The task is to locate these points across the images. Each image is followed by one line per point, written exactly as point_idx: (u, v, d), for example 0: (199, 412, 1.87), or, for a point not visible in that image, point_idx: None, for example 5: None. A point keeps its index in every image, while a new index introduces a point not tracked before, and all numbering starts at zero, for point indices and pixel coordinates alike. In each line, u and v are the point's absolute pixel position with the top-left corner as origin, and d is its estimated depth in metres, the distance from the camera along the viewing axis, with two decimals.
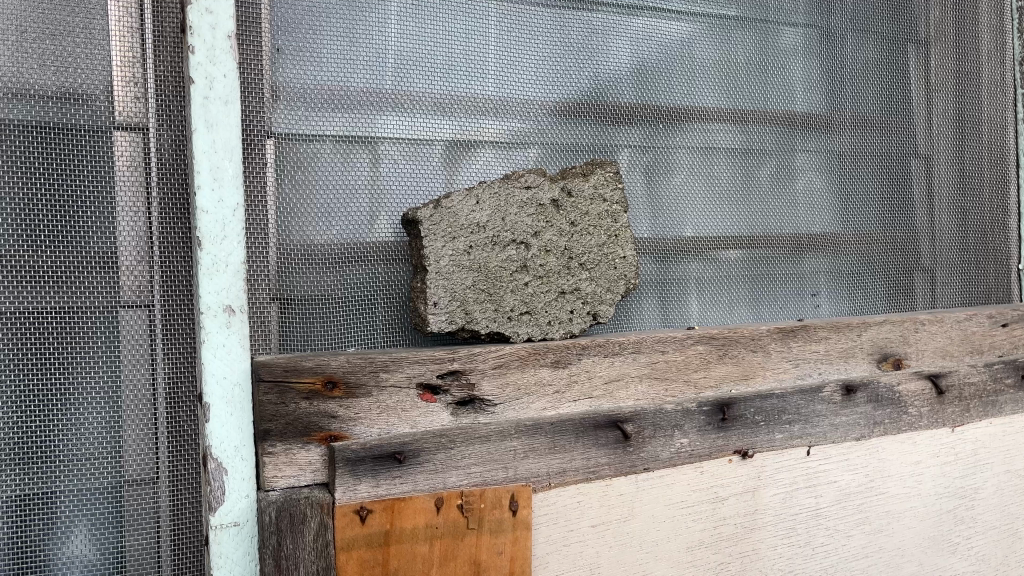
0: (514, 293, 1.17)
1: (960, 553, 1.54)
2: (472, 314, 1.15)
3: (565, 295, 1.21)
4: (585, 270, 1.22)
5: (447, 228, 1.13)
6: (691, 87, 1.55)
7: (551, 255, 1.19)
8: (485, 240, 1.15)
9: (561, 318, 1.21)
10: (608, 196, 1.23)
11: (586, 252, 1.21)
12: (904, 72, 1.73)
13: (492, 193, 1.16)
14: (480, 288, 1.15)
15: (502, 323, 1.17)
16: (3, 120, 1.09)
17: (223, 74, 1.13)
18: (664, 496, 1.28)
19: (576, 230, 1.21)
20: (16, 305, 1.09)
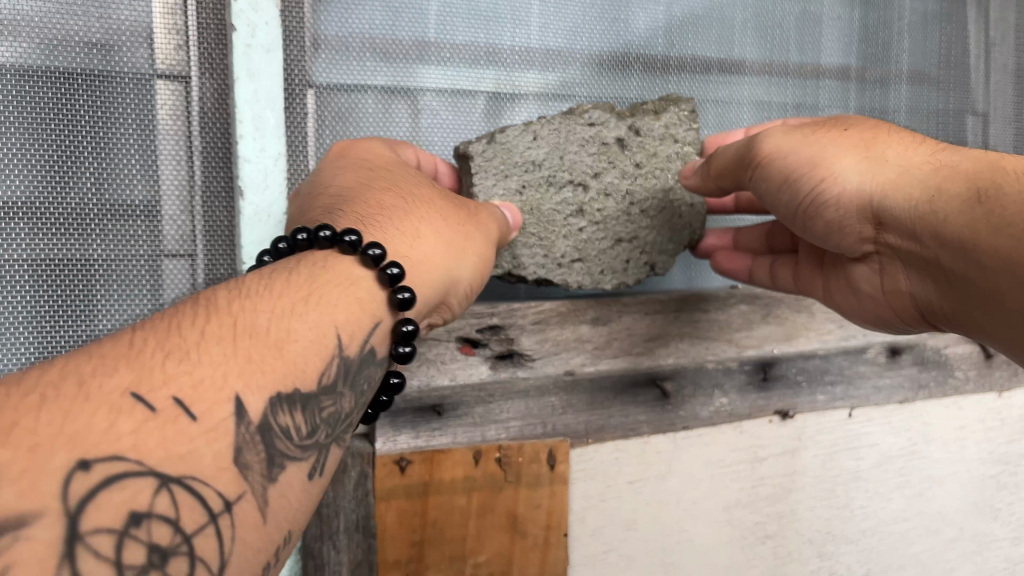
0: (567, 239, 1.15)
1: (1001, 519, 1.52)
2: (521, 259, 1.14)
3: (624, 243, 1.19)
4: (646, 217, 1.19)
5: (501, 164, 1.11)
6: (738, 38, 1.50)
7: (612, 200, 1.17)
8: (541, 179, 1.13)
9: (615, 267, 1.19)
10: (679, 136, 1.21)
11: (648, 198, 1.19)
12: (965, 24, 1.66)
13: (552, 128, 1.14)
14: (531, 232, 1.14)
15: (551, 269, 1.15)
16: (49, 67, 1.08)
17: (265, 22, 1.14)
18: (703, 455, 1.26)
19: (642, 172, 1.18)
20: (65, 253, 1.10)
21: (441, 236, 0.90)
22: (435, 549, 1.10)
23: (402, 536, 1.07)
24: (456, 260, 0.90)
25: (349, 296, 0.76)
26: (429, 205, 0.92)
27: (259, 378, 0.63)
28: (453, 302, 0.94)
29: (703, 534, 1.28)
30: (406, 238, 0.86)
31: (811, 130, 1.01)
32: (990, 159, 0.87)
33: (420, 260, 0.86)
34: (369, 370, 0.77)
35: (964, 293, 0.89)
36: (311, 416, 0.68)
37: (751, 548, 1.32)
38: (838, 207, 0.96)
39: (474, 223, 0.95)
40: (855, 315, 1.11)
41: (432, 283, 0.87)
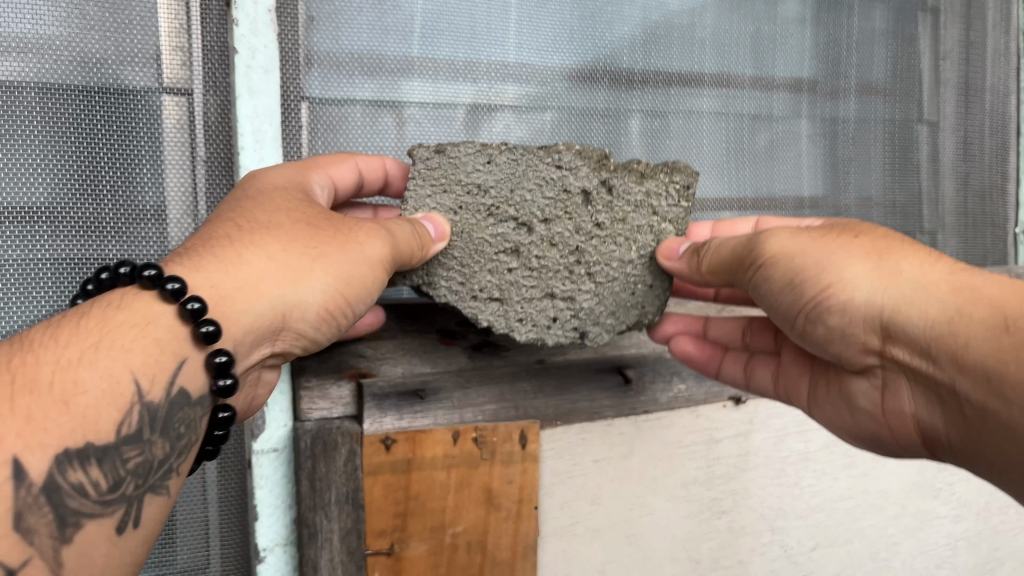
0: (490, 273, 1.13)
1: (943, 498, 1.65)
2: (434, 279, 1.13)
3: (554, 298, 1.15)
4: (591, 279, 1.14)
5: (442, 179, 1.12)
6: (698, 54, 1.63)
7: (553, 250, 1.13)
8: (481, 208, 1.12)
9: (538, 321, 1.14)
10: (659, 209, 1.14)
11: (598, 261, 1.13)
12: (911, 41, 1.80)
13: (511, 162, 1.11)
14: (456, 253, 1.13)
15: (463, 299, 1.13)
16: (69, 85, 1.20)
17: (264, 45, 1.26)
18: (662, 436, 1.38)
19: (601, 233, 1.13)
20: (82, 253, 1.22)
21: (276, 265, 0.90)
22: (417, 520, 1.22)
23: (387, 508, 1.19)
24: (290, 288, 0.91)
25: (146, 339, 0.81)
26: (281, 235, 0.92)
27: (42, 439, 0.70)
28: (303, 329, 0.95)
29: (663, 509, 1.40)
30: (225, 272, 0.88)
31: (818, 234, 1.00)
32: (1013, 287, 0.88)
33: (244, 291, 0.88)
34: (180, 411, 0.84)
35: (977, 418, 0.89)
36: (113, 469, 0.77)
37: (708, 522, 1.44)
38: (843, 315, 0.95)
39: (334, 250, 0.94)
40: (845, 427, 1.16)
41: (252, 315, 0.89)
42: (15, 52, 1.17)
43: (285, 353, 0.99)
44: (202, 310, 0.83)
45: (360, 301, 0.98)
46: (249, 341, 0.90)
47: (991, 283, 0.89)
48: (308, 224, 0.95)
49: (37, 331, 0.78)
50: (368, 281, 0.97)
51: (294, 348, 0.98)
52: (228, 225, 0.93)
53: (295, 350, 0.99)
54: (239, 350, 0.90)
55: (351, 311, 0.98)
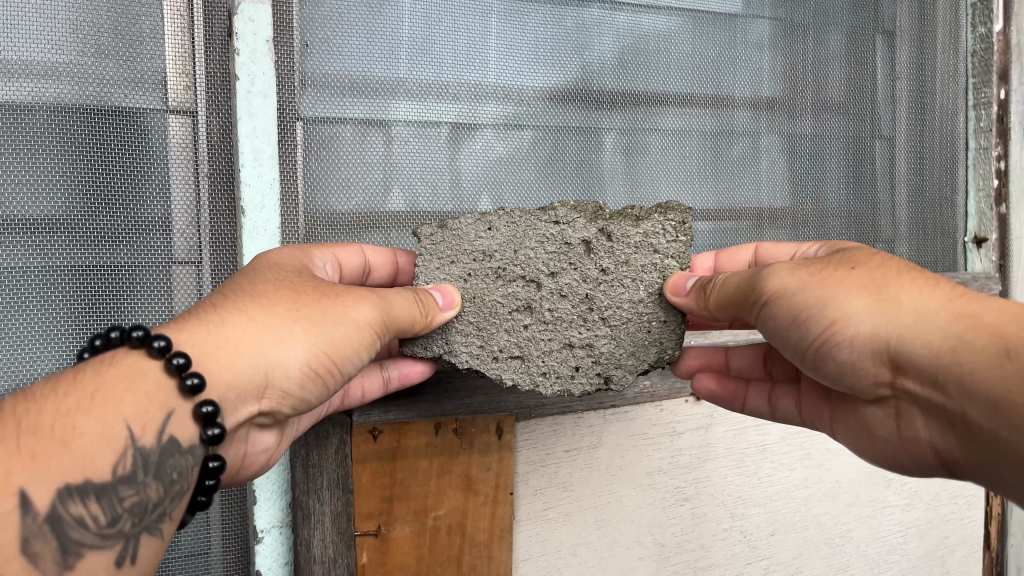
0: (508, 333, 1.20)
1: (893, 487, 1.78)
2: (454, 346, 1.20)
3: (574, 348, 1.21)
4: (605, 324, 1.20)
5: (447, 250, 1.21)
6: (665, 76, 1.76)
7: (563, 302, 1.20)
8: (490, 274, 1.20)
9: (560, 372, 1.21)
10: (658, 246, 1.19)
11: (610, 306, 1.19)
12: (866, 62, 1.93)
13: (510, 226, 1.20)
14: (472, 324, 1.20)
15: (485, 361, 1.20)
16: (86, 108, 1.33)
17: (262, 72, 1.40)
18: (628, 429, 1.51)
19: (607, 279, 1.19)
20: (96, 261, 1.34)
21: (256, 325, 0.95)
22: (403, 504, 1.34)
23: (373, 492, 1.32)
24: (273, 347, 0.95)
25: (134, 389, 0.86)
26: (271, 299, 0.98)
27: (45, 474, 0.76)
28: (288, 388, 0.98)
29: (631, 496, 1.52)
30: (208, 331, 0.93)
31: (817, 269, 1.04)
32: (1015, 313, 0.90)
33: (229, 353, 0.93)
34: (172, 457, 0.88)
35: (991, 446, 0.90)
36: (110, 505, 0.82)
37: (672, 508, 1.56)
38: (851, 348, 0.98)
39: (321, 313, 1.00)
40: (867, 454, 1.15)
41: (240, 375, 0.94)
42: (38, 77, 1.30)
43: (274, 415, 1.02)
44: (187, 364, 0.88)
45: (351, 361, 1.03)
46: (235, 399, 0.95)
47: (991, 309, 0.90)
48: (298, 292, 1.02)
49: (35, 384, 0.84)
50: (357, 342, 1.02)
51: (282, 410, 1.01)
52: (215, 299, 0.99)
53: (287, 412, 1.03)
54: (227, 406, 0.94)
55: (340, 370, 1.03)
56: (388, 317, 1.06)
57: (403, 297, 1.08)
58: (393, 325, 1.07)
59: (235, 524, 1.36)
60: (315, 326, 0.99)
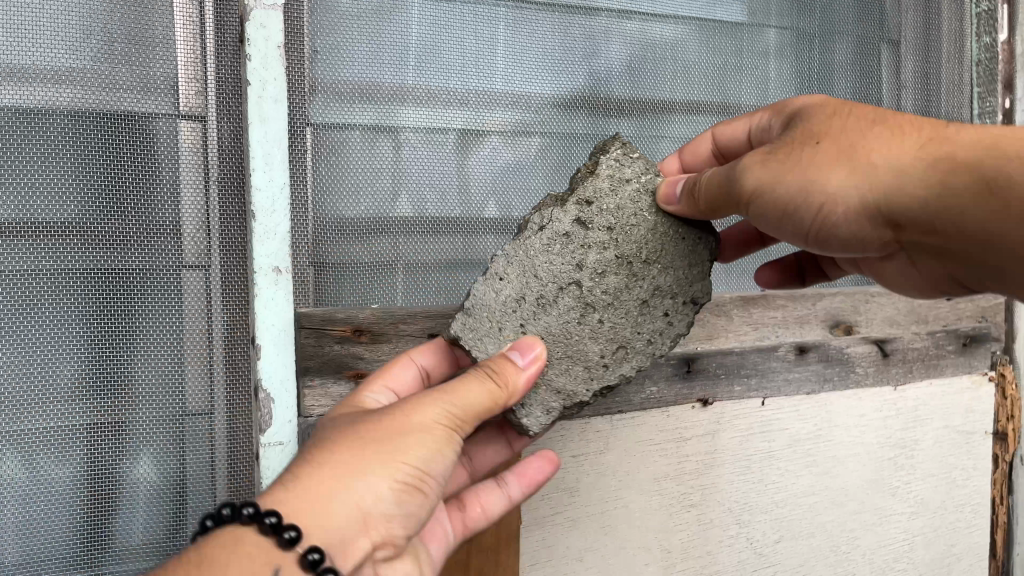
0: (596, 341, 1.12)
1: (899, 495, 1.79)
2: (560, 387, 1.12)
3: (647, 301, 1.14)
4: (652, 266, 1.13)
5: (490, 321, 1.10)
6: (673, 84, 1.77)
7: (610, 277, 1.11)
8: (536, 308, 1.10)
9: (658, 327, 1.16)
10: (629, 175, 1.14)
11: (643, 249, 1.12)
12: (874, 71, 1.93)
13: (516, 261, 1.10)
14: (563, 359, 1.12)
15: (601, 375, 1.13)
16: (99, 112, 1.34)
17: (274, 78, 1.39)
18: (635, 435, 1.51)
19: (619, 232, 1.11)
20: (108, 266, 1.34)
21: (328, 467, 0.89)
22: None
23: None
24: (349, 478, 0.88)
25: (239, 560, 0.82)
26: (350, 438, 0.93)
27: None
28: (388, 512, 0.90)
29: (637, 501, 1.53)
30: (299, 488, 0.88)
31: (784, 150, 1.02)
32: (983, 142, 0.93)
33: (315, 502, 0.87)
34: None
35: (996, 264, 0.97)
36: None
37: (678, 514, 1.57)
38: (848, 222, 0.99)
39: (395, 434, 0.93)
40: (901, 293, 1.21)
41: (335, 516, 0.87)
42: (52, 82, 1.31)
43: (392, 546, 0.94)
44: (279, 520, 0.83)
45: (440, 462, 0.95)
46: (342, 543, 0.87)
47: (964, 145, 0.94)
48: (372, 423, 0.95)
49: None
50: (436, 443, 0.94)
51: (395, 535, 0.93)
52: (301, 457, 0.93)
53: (402, 538, 0.94)
54: (335, 553, 0.87)
55: (434, 474, 0.95)
56: (459, 407, 0.96)
57: (468, 383, 0.98)
58: (486, 415, 0.99)
59: None
60: (399, 445, 0.92)
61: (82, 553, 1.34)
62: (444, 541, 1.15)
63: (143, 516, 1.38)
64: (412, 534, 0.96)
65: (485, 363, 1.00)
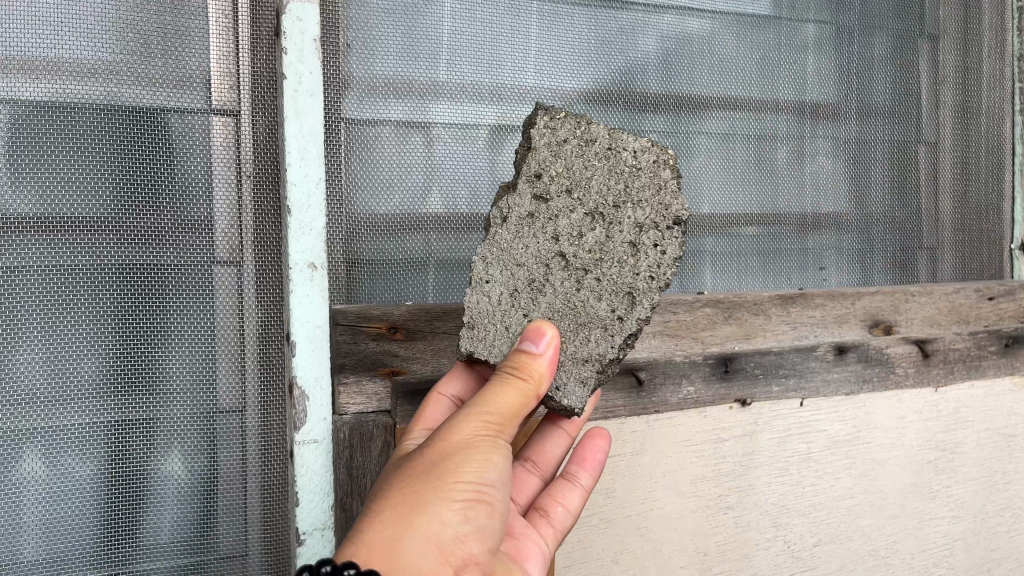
0: (601, 300, 1.11)
1: (940, 499, 1.76)
2: (582, 354, 1.10)
3: (631, 240, 1.10)
4: (622, 209, 1.10)
5: (492, 320, 1.10)
6: (708, 79, 1.74)
7: (586, 233, 1.10)
8: (530, 289, 1.10)
9: (655, 261, 1.11)
10: (566, 135, 1.11)
11: (606, 198, 1.10)
12: (912, 65, 1.89)
13: (495, 260, 1.10)
14: (576, 328, 1.11)
15: (618, 329, 1.11)
16: (131, 106, 1.33)
17: (309, 71, 1.37)
18: (671, 435, 1.49)
19: (577, 189, 1.10)
20: (138, 261, 1.34)
21: (388, 515, 0.90)
22: None
23: None
24: (411, 516, 0.90)
25: None
26: (404, 477, 0.94)
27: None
28: (459, 532, 0.92)
29: (673, 503, 1.51)
30: (372, 538, 0.89)
31: None
32: None
33: (387, 549, 0.88)
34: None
35: None
36: None
37: (715, 517, 1.55)
38: None
39: (442, 458, 0.94)
40: None
41: (410, 553, 0.89)
42: (87, 76, 1.31)
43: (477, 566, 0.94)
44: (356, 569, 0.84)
45: (493, 469, 0.95)
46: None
47: None
48: (420, 454, 0.96)
49: None
50: (481, 453, 0.95)
51: (475, 554, 0.93)
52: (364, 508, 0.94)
53: (485, 554, 0.95)
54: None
55: (492, 483, 0.96)
56: (492, 411, 0.97)
57: (492, 389, 0.99)
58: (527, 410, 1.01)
59: (272, 527, 1.42)
60: (452, 468, 0.93)
61: (113, 549, 1.33)
62: (540, 555, 1.17)
63: (175, 513, 1.37)
64: (493, 549, 0.97)
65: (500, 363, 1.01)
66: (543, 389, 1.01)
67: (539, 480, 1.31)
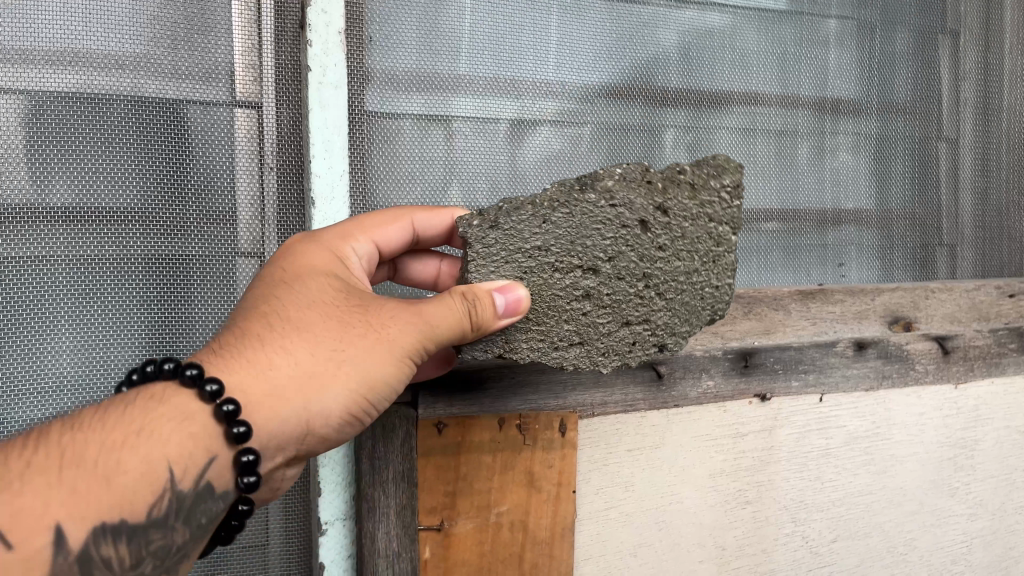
0: (566, 324, 1.10)
1: (958, 496, 1.77)
2: (515, 345, 1.11)
3: (630, 325, 1.11)
4: (662, 299, 1.09)
5: (501, 250, 1.07)
6: (729, 75, 1.74)
7: (618, 284, 1.08)
8: (540, 267, 1.07)
9: (621, 349, 1.13)
10: (715, 215, 1.07)
11: (668, 282, 1.08)
12: (933, 61, 1.88)
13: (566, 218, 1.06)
14: (532, 324, 1.10)
15: (546, 352, 1.12)
16: (155, 98, 1.34)
17: (334, 63, 1.38)
18: (691, 429, 1.50)
19: (663, 256, 1.07)
20: (160, 251, 1.34)
21: (295, 372, 0.93)
22: (466, 499, 1.34)
23: (438, 487, 1.32)
24: (310, 393, 0.93)
25: (181, 434, 0.88)
26: (329, 350, 0.95)
27: (84, 510, 0.78)
28: (330, 432, 0.98)
29: (692, 497, 1.52)
30: (256, 379, 0.92)
31: None
32: None
33: (268, 404, 0.92)
34: (204, 502, 0.89)
35: None
36: (138, 546, 0.84)
37: (733, 511, 1.56)
38: None
39: (368, 356, 0.96)
40: None
41: (282, 423, 0.93)
42: (114, 69, 1.32)
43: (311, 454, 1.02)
44: (236, 414, 0.89)
45: (387, 392, 1.00)
46: (276, 448, 0.95)
47: None
48: (353, 333, 0.97)
49: (89, 413, 0.85)
50: (395, 374, 0.99)
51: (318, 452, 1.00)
52: (268, 331, 0.95)
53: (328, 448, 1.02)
54: (266, 452, 0.94)
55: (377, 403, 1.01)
56: (429, 338, 1.00)
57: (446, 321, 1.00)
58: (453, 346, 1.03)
59: (293, 521, 1.40)
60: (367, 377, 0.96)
61: None
62: None
63: None
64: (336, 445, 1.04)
65: (473, 286, 1.00)
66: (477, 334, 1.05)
67: None
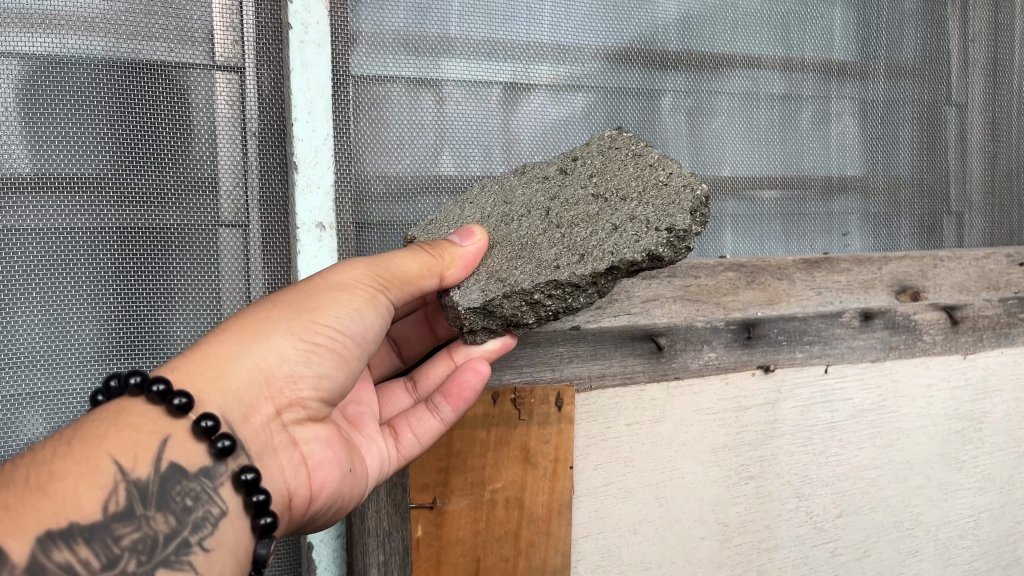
0: (551, 245, 1.06)
1: (966, 470, 1.72)
2: (508, 279, 1.06)
3: (619, 227, 1.01)
4: (630, 199, 1.04)
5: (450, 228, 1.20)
6: (731, 36, 1.67)
7: (579, 206, 1.08)
8: (501, 220, 1.16)
9: (624, 244, 0.98)
10: (617, 138, 1.14)
11: (621, 184, 1.06)
12: (943, 21, 1.81)
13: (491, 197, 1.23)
14: (513, 258, 1.09)
15: (546, 272, 1.02)
16: (130, 61, 1.27)
17: (316, 21, 1.32)
18: (692, 403, 1.45)
19: (596, 176, 1.10)
20: (137, 223, 1.29)
21: (228, 328, 0.93)
22: (459, 476, 1.30)
23: (430, 463, 1.28)
24: (250, 332, 0.92)
25: (122, 428, 0.82)
26: (266, 305, 0.96)
27: (21, 523, 0.71)
28: (294, 372, 0.94)
29: (693, 473, 1.47)
30: (193, 360, 0.90)
31: None
32: None
33: (213, 370, 0.90)
34: (173, 485, 0.82)
35: None
36: (105, 545, 0.75)
37: (736, 487, 1.52)
38: None
39: (302, 296, 0.98)
40: None
41: (236, 376, 0.91)
42: (85, 31, 1.24)
43: (303, 412, 0.97)
44: (168, 387, 0.84)
45: (354, 321, 0.99)
46: (242, 406, 0.91)
47: None
48: (286, 292, 0.99)
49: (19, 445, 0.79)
50: (352, 300, 0.99)
51: (304, 397, 0.96)
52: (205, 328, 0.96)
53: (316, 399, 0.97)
54: (232, 415, 0.90)
55: (349, 334, 0.99)
56: (381, 269, 1.03)
57: (404, 256, 1.05)
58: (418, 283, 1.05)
59: None
60: (315, 309, 0.97)
61: None
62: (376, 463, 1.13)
63: None
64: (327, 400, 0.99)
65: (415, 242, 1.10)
66: (453, 277, 1.09)
67: (411, 400, 1.28)
